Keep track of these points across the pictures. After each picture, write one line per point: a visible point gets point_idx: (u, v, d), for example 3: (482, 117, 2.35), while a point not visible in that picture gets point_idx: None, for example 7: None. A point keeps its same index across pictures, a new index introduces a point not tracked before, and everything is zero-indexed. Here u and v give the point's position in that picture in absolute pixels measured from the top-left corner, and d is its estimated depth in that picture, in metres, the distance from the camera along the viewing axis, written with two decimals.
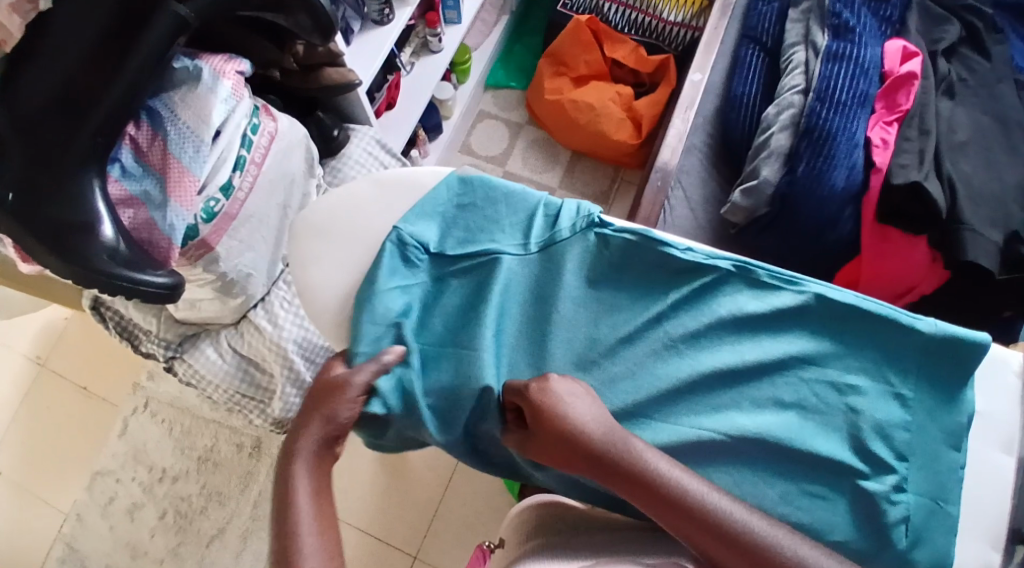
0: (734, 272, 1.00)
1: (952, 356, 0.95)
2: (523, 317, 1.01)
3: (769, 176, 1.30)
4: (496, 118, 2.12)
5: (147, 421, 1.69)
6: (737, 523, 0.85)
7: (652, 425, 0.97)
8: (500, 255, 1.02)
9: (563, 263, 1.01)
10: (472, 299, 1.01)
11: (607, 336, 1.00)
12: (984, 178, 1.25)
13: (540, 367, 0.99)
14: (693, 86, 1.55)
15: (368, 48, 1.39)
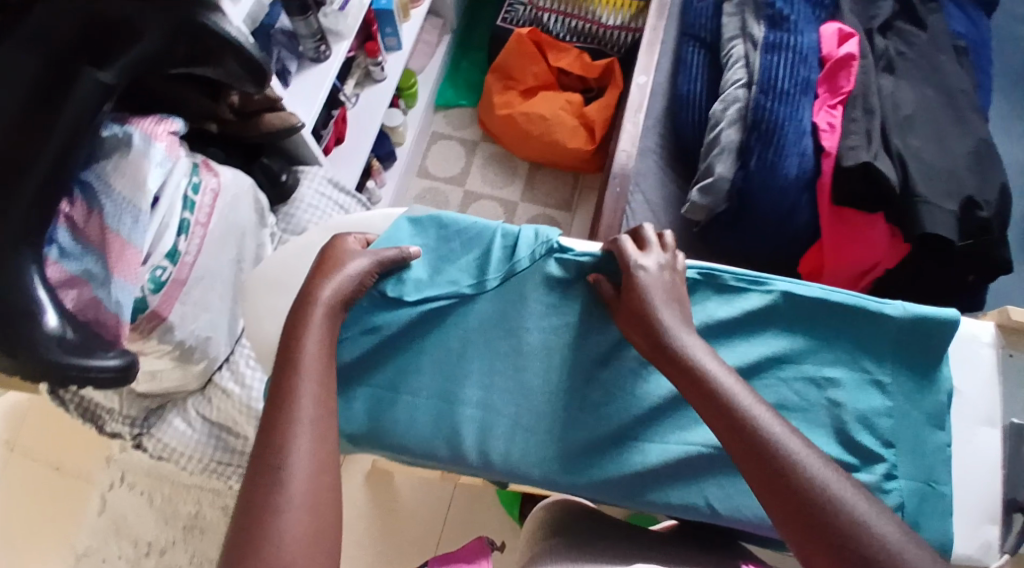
0: (700, 280, 0.99)
1: (923, 337, 0.94)
2: (495, 350, 0.98)
3: (724, 172, 1.28)
4: (449, 139, 2.10)
5: (126, 493, 1.66)
6: (793, 458, 0.78)
7: (641, 446, 0.95)
8: (460, 293, 0.99)
9: (526, 293, 1.00)
10: (442, 339, 0.99)
11: (583, 361, 0.98)
12: (934, 150, 1.25)
13: (521, 401, 0.96)
14: (638, 88, 1.54)
15: (309, 87, 1.34)
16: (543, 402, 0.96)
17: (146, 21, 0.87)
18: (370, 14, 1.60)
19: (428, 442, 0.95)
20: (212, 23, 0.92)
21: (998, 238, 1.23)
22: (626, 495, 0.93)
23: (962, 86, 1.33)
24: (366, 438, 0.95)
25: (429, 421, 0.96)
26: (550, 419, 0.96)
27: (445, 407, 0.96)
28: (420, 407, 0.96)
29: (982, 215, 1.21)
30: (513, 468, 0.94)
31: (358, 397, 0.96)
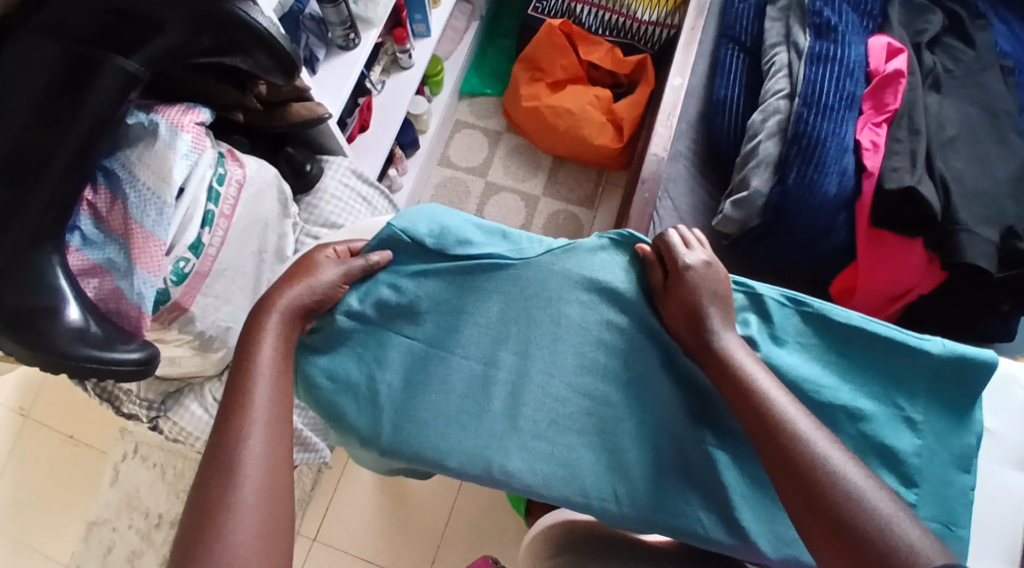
0: (745, 300, 0.96)
1: (960, 376, 0.90)
2: (537, 317, 0.85)
3: (760, 187, 1.23)
4: (473, 127, 2.07)
5: (139, 466, 1.66)
6: (823, 458, 0.73)
7: (686, 456, 0.82)
8: (504, 259, 0.86)
9: (578, 263, 0.87)
10: (477, 304, 0.86)
11: (636, 348, 0.85)
12: (975, 175, 1.22)
13: (560, 381, 0.83)
14: (673, 91, 1.52)
15: (338, 75, 1.30)
16: (583, 384, 0.83)
17: (168, 13, 0.85)
18: (400, 2, 1.57)
19: (444, 418, 0.82)
20: (243, 14, 0.89)
21: None
22: (663, 514, 0.80)
23: (1008, 108, 1.29)
24: (389, 414, 0.81)
25: (450, 394, 0.83)
26: (588, 408, 0.83)
27: (470, 380, 0.83)
28: (442, 377, 0.83)
29: (1019, 246, 1.18)
30: (533, 455, 0.81)
31: (393, 361, 0.84)
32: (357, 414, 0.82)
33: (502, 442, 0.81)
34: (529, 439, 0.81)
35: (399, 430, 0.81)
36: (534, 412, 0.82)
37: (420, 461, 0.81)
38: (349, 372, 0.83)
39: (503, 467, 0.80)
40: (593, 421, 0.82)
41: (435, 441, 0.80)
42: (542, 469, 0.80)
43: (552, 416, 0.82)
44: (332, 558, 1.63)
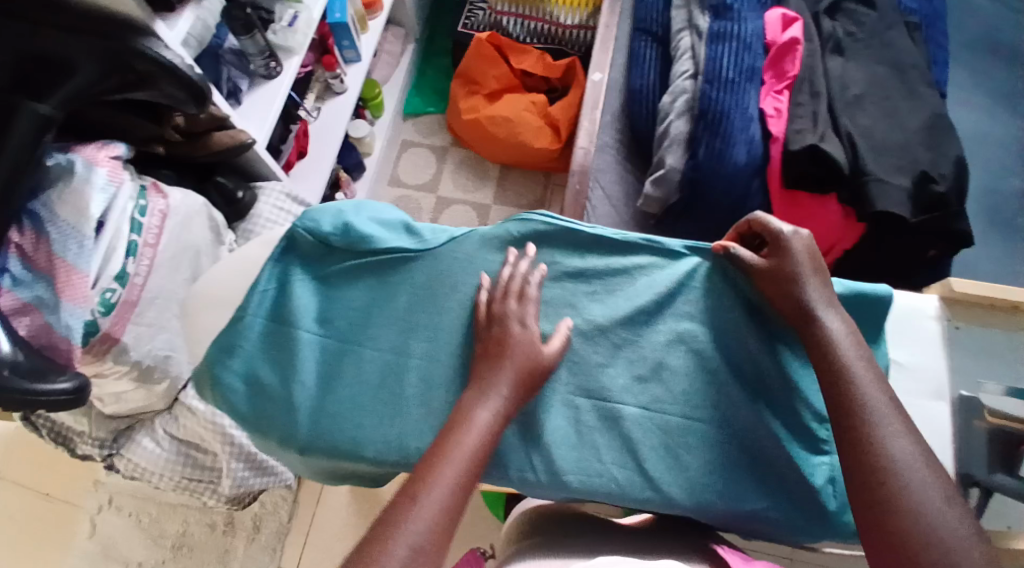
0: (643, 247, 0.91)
1: (867, 317, 0.87)
2: (444, 303, 0.84)
3: (675, 164, 1.26)
4: (419, 146, 2.11)
5: (114, 516, 1.70)
6: (895, 467, 0.74)
7: (600, 424, 0.85)
8: (404, 250, 0.85)
9: (480, 250, 0.87)
10: (383, 295, 0.84)
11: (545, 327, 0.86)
12: (884, 129, 1.27)
13: (473, 364, 0.83)
14: (594, 85, 1.57)
15: (260, 104, 1.33)
16: (497, 366, 0.83)
17: (76, 52, 0.90)
18: (324, 28, 1.59)
19: (358, 413, 0.79)
20: (146, 50, 0.94)
21: (956, 211, 1.25)
22: (577, 474, 0.83)
23: (914, 61, 1.34)
24: (303, 414, 0.79)
25: (362, 388, 0.80)
26: (503, 387, 0.83)
27: (384, 373, 0.81)
28: (352, 372, 0.81)
29: (936, 188, 1.24)
30: (452, 438, 0.80)
31: (305, 361, 0.81)
32: (271, 423, 0.80)
33: (419, 428, 0.80)
34: (449, 423, 0.81)
35: (317, 432, 0.79)
36: (450, 396, 0.81)
37: (339, 454, 0.79)
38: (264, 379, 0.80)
39: (420, 450, 0.79)
40: None
41: (351, 437, 0.79)
42: None
43: (471, 398, 0.81)
44: None
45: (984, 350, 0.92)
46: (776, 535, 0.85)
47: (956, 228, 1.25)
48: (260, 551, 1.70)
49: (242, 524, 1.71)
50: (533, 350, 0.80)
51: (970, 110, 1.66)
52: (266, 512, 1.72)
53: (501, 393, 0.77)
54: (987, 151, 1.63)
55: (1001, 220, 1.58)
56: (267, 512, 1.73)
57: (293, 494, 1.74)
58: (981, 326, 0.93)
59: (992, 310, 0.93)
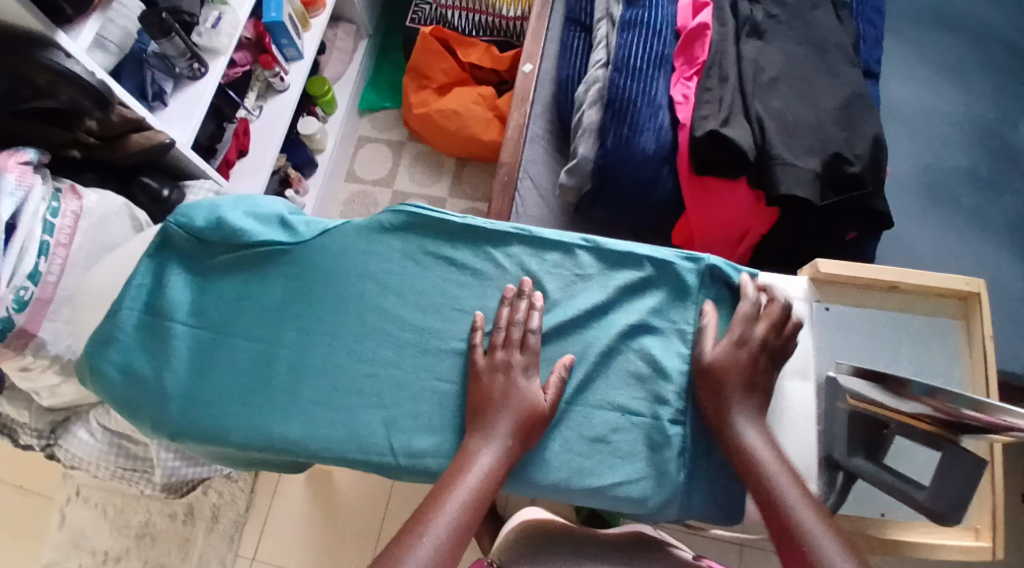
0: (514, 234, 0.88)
1: (728, 293, 0.91)
2: (311, 294, 0.85)
3: (586, 152, 1.29)
4: (376, 141, 2.09)
5: (82, 507, 1.74)
6: (781, 495, 0.81)
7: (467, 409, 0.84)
8: (274, 242, 0.86)
9: (349, 242, 0.86)
10: (254, 286, 0.86)
11: (412, 314, 0.85)
12: (798, 110, 1.25)
13: (336, 354, 0.84)
14: (525, 77, 1.56)
15: (185, 106, 1.37)
16: (361, 355, 0.84)
17: None
18: (261, 26, 1.57)
19: (226, 400, 0.83)
20: (48, 60, 1.06)
21: (873, 191, 1.22)
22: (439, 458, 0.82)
23: (837, 41, 1.31)
24: (175, 402, 0.83)
25: (232, 377, 0.83)
26: (368, 374, 0.83)
27: (253, 362, 0.84)
28: (222, 362, 0.84)
29: (850, 169, 1.20)
30: (314, 425, 0.81)
31: (178, 352, 0.84)
32: (144, 408, 0.83)
33: (285, 416, 0.82)
34: (313, 411, 0.82)
35: (188, 419, 0.82)
36: (315, 386, 0.83)
37: (206, 439, 0.82)
38: (137, 369, 0.84)
39: (283, 436, 0.81)
40: (373, 386, 0.83)
41: (219, 424, 0.82)
42: (324, 436, 0.81)
43: (340, 388, 0.83)
44: None
45: (860, 330, 0.95)
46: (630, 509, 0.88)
47: (873, 207, 1.23)
48: (219, 542, 1.74)
49: (202, 514, 1.75)
50: (534, 400, 0.82)
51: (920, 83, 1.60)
52: (223, 505, 1.75)
53: (505, 441, 0.80)
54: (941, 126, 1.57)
55: (945, 194, 1.49)
56: (225, 502, 1.77)
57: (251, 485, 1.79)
58: (858, 308, 0.96)
59: (870, 292, 0.95)
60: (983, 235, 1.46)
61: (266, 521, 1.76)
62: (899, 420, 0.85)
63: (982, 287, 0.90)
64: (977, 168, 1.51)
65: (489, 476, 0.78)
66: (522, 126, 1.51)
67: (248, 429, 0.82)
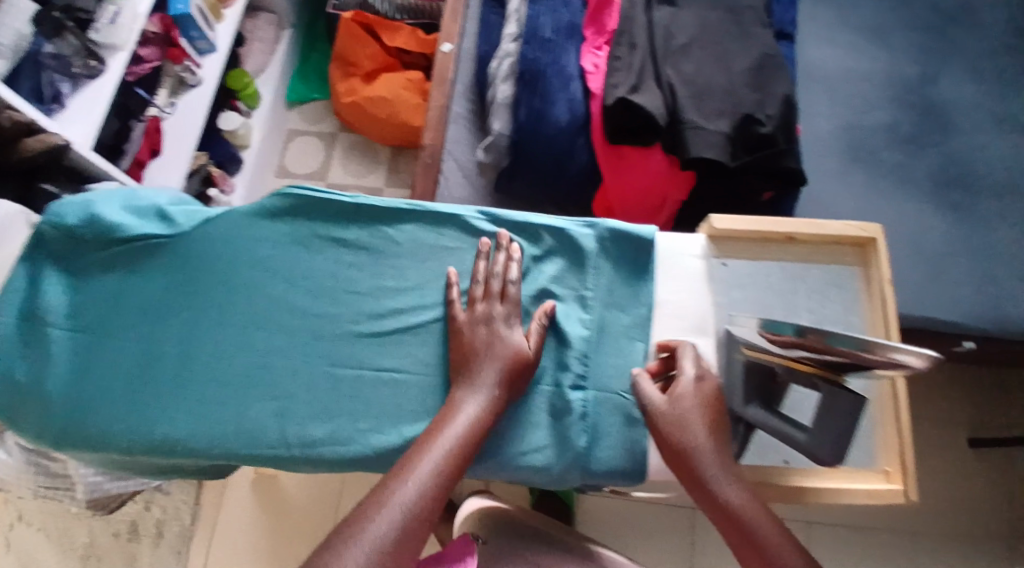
0: (405, 210, 0.85)
1: (635, 258, 0.88)
2: (194, 288, 0.83)
3: (501, 128, 1.24)
4: (307, 134, 2.00)
5: (26, 531, 1.66)
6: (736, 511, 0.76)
7: (359, 393, 0.81)
8: (151, 237, 0.83)
9: (231, 230, 0.84)
10: (134, 284, 0.83)
11: (300, 298, 0.83)
12: (710, 73, 1.23)
13: (220, 346, 0.81)
14: (444, 57, 1.45)
15: (85, 107, 1.32)
16: (247, 344, 0.81)
17: None
18: (167, 20, 1.50)
19: (106, 401, 0.81)
20: None
21: (786, 148, 1.20)
22: (329, 445, 0.79)
23: (751, 3, 1.29)
24: (57, 407, 0.81)
25: (112, 378, 0.81)
26: (255, 365, 0.81)
27: (134, 362, 0.81)
28: (103, 364, 0.82)
29: (760, 130, 1.19)
30: (199, 419, 0.80)
31: (58, 355, 0.82)
32: (27, 411, 0.81)
33: (170, 412, 0.80)
34: (198, 406, 0.80)
35: (69, 423, 0.80)
36: (199, 380, 0.81)
37: (90, 443, 0.80)
38: (14, 375, 0.81)
39: (168, 433, 0.79)
40: (259, 377, 0.80)
41: (103, 426, 0.80)
42: (209, 431, 0.79)
43: (227, 381, 0.81)
44: None
45: (757, 282, 0.91)
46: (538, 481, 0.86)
47: (786, 166, 1.20)
48: (166, 555, 1.65)
49: (146, 530, 1.66)
50: (518, 350, 0.81)
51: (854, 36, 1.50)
52: (168, 518, 1.66)
53: (490, 390, 0.78)
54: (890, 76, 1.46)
55: (868, 153, 1.41)
56: (169, 516, 1.67)
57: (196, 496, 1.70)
58: (755, 261, 0.91)
59: (768, 244, 0.91)
60: (905, 191, 1.37)
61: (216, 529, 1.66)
62: (785, 364, 0.81)
63: (880, 235, 0.88)
64: (899, 123, 1.42)
65: (474, 427, 0.77)
66: (443, 106, 1.41)
67: (131, 428, 0.80)
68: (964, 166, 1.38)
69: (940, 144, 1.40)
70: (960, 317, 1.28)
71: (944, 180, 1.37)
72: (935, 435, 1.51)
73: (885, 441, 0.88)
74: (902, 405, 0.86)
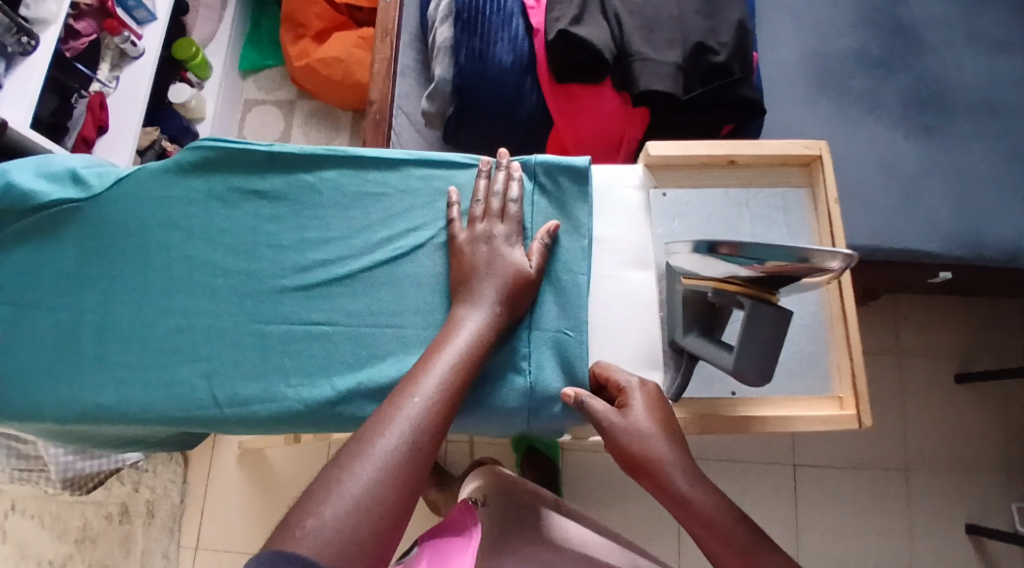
0: (325, 157, 0.83)
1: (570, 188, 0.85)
2: (113, 251, 0.80)
3: (443, 74, 1.18)
4: (264, 104, 1.92)
5: (21, 520, 1.58)
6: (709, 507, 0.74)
7: (289, 347, 0.78)
8: (65, 201, 0.81)
9: (146, 190, 0.81)
10: (52, 251, 0.81)
11: (221, 254, 0.80)
12: (659, 3, 1.14)
13: (143, 308, 0.79)
14: (388, 6, 1.39)
15: (21, 87, 1.26)
16: (169, 304, 0.79)
17: None
18: None
19: (32, 374, 0.78)
20: None
21: (742, 76, 1.11)
22: (262, 401, 0.77)
23: None
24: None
25: (36, 349, 0.79)
26: (180, 325, 0.79)
27: (58, 332, 0.79)
28: (26, 335, 0.79)
29: (714, 59, 1.11)
30: (125, 386, 0.77)
31: None
32: None
33: (96, 381, 0.78)
34: (124, 372, 0.77)
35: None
36: (123, 346, 0.78)
37: (20, 418, 0.78)
38: None
39: (93, 402, 0.77)
40: (186, 338, 0.78)
41: (30, 400, 0.78)
42: (135, 396, 0.77)
43: (153, 345, 0.78)
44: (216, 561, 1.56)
45: (699, 211, 0.87)
46: (482, 428, 0.84)
47: (742, 96, 1.12)
48: (159, 535, 1.57)
49: (137, 510, 1.58)
50: (518, 265, 0.79)
51: None
52: (155, 499, 1.58)
53: (492, 306, 0.77)
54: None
55: (833, 83, 1.24)
56: (158, 495, 1.59)
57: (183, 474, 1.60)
58: (695, 189, 0.88)
59: (708, 171, 0.88)
60: (876, 116, 1.23)
61: (206, 507, 1.59)
62: (715, 285, 0.77)
63: (824, 149, 0.86)
64: (867, 48, 1.26)
65: (478, 341, 0.76)
66: (388, 59, 1.35)
67: (58, 400, 0.78)
68: (937, 86, 1.24)
69: (911, 67, 1.25)
70: (938, 246, 1.16)
71: (916, 103, 1.23)
72: (919, 368, 1.49)
73: (839, 365, 0.85)
74: (851, 327, 0.84)
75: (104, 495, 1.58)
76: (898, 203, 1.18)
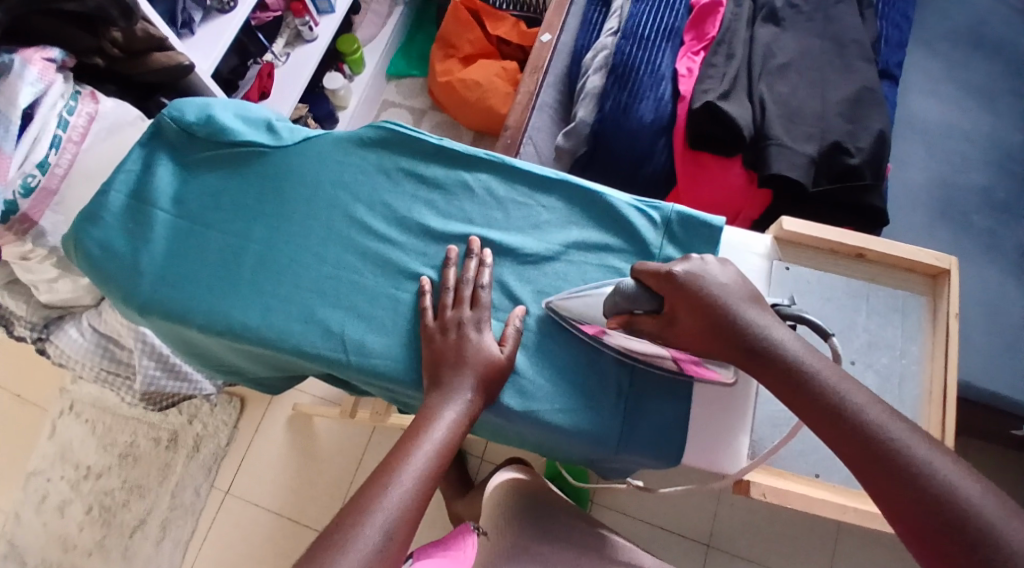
0: (485, 162, 0.93)
1: (699, 243, 0.91)
2: (287, 194, 0.91)
3: (585, 117, 1.27)
4: (399, 107, 2.04)
5: (74, 422, 1.67)
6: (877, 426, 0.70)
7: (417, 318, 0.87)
8: (256, 145, 0.93)
9: (326, 153, 0.93)
10: (233, 182, 0.92)
11: (377, 223, 0.90)
12: (805, 98, 1.20)
13: (300, 250, 0.89)
14: (541, 47, 1.46)
15: (210, 37, 1.39)
16: (323, 253, 0.89)
17: None
18: None
19: (188, 279, 0.88)
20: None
21: (872, 184, 1.17)
22: (383, 358, 0.85)
23: (858, 37, 1.25)
24: (147, 280, 0.88)
25: (197, 259, 0.89)
26: (327, 274, 0.88)
27: (220, 251, 0.89)
28: (192, 245, 0.90)
29: (848, 161, 1.16)
30: (268, 311, 0.86)
31: (156, 234, 0.90)
32: (118, 277, 0.89)
33: (243, 301, 0.87)
34: (269, 300, 0.87)
35: (153, 294, 0.88)
36: (274, 278, 0.88)
37: (169, 317, 0.87)
38: (115, 245, 0.89)
39: (237, 319, 0.86)
40: (332, 287, 0.88)
41: (179, 303, 0.87)
42: (274, 323, 0.86)
43: (302, 283, 0.88)
44: (243, 509, 1.60)
45: (816, 292, 0.93)
46: (566, 448, 0.89)
47: (869, 202, 1.18)
48: (196, 471, 1.62)
49: (185, 442, 1.65)
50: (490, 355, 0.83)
51: (967, 88, 1.38)
52: (202, 436, 1.64)
53: (464, 397, 0.80)
54: (1011, 127, 1.35)
55: (957, 213, 1.28)
56: (208, 432, 1.65)
57: (235, 420, 1.66)
58: (820, 269, 0.95)
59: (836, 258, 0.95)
60: (990, 255, 1.25)
61: (247, 456, 1.64)
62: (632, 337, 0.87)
63: (954, 265, 0.92)
64: (994, 188, 1.30)
65: (454, 434, 0.79)
66: (531, 92, 1.41)
67: (205, 309, 0.87)
68: None
69: None
70: None
71: None
72: None
73: None
74: (945, 445, 0.87)
75: (160, 419, 1.66)
76: (1000, 345, 1.19)
